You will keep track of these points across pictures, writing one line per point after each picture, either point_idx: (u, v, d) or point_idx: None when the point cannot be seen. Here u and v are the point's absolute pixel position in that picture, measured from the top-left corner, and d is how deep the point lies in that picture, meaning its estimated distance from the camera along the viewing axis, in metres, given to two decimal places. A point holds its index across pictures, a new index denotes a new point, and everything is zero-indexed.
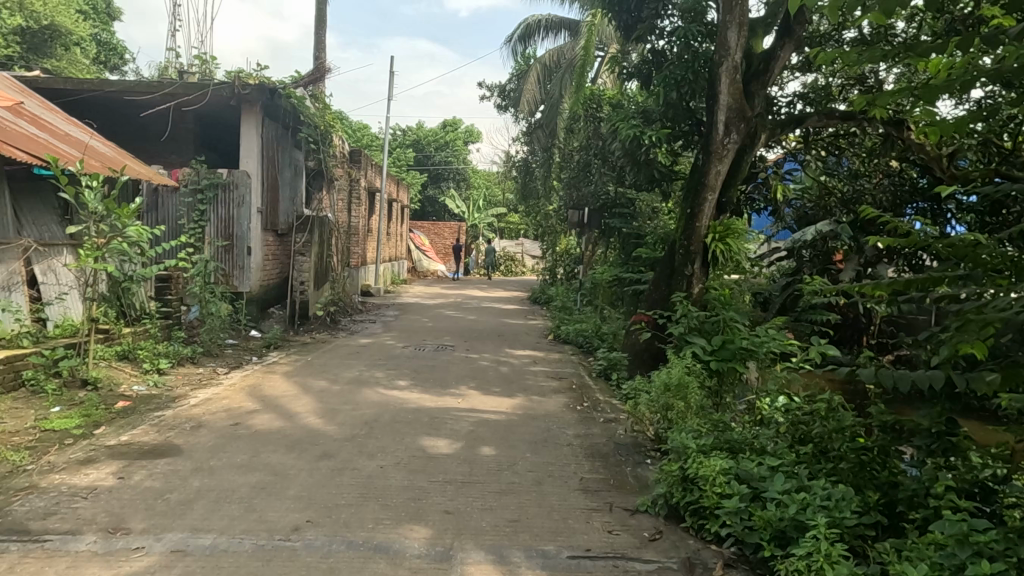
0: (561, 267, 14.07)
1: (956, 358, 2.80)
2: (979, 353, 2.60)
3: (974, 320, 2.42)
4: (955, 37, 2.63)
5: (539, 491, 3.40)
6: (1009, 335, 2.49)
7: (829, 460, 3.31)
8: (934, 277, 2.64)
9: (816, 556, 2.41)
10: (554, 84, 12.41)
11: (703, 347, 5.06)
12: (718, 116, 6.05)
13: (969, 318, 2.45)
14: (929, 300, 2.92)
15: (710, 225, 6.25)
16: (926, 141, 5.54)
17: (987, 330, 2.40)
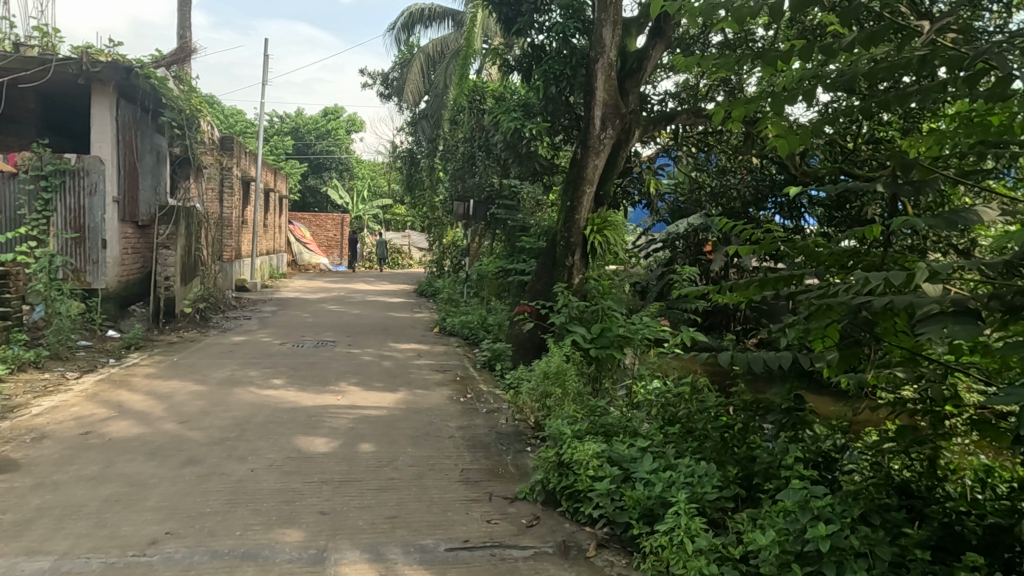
0: (449, 259, 14.04)
1: (803, 340, 3.06)
2: (824, 336, 2.87)
3: (819, 307, 2.66)
4: (798, 46, 2.87)
5: (419, 485, 3.37)
6: (849, 320, 2.74)
7: (694, 439, 3.51)
8: (785, 272, 2.86)
9: (677, 530, 2.54)
10: (439, 75, 12.31)
11: (583, 335, 5.26)
12: (595, 112, 6.23)
13: (815, 306, 2.68)
14: (785, 289, 3.16)
15: (589, 217, 6.45)
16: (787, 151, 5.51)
17: (829, 315, 2.63)
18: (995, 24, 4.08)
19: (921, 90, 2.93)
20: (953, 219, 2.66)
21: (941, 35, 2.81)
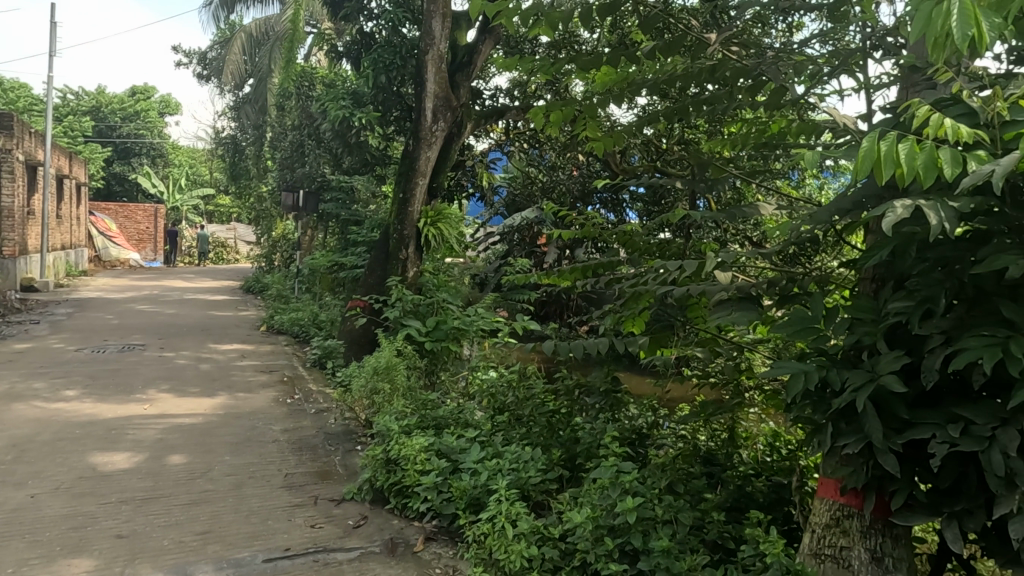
0: (278, 253, 13.29)
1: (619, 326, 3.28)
2: (636, 322, 3.13)
3: (632, 294, 2.88)
4: (605, 53, 3.07)
5: (237, 495, 3.15)
6: (658, 305, 3.01)
7: (522, 425, 3.62)
8: (606, 261, 3.07)
9: (499, 517, 2.59)
10: (263, 57, 11.56)
11: (418, 329, 5.23)
12: (426, 104, 6.20)
13: (629, 293, 2.91)
14: (605, 280, 3.38)
15: (422, 209, 6.42)
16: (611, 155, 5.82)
17: (642, 301, 2.85)
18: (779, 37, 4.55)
19: (713, 97, 3.24)
20: (738, 215, 2.98)
21: (725, 48, 3.13)
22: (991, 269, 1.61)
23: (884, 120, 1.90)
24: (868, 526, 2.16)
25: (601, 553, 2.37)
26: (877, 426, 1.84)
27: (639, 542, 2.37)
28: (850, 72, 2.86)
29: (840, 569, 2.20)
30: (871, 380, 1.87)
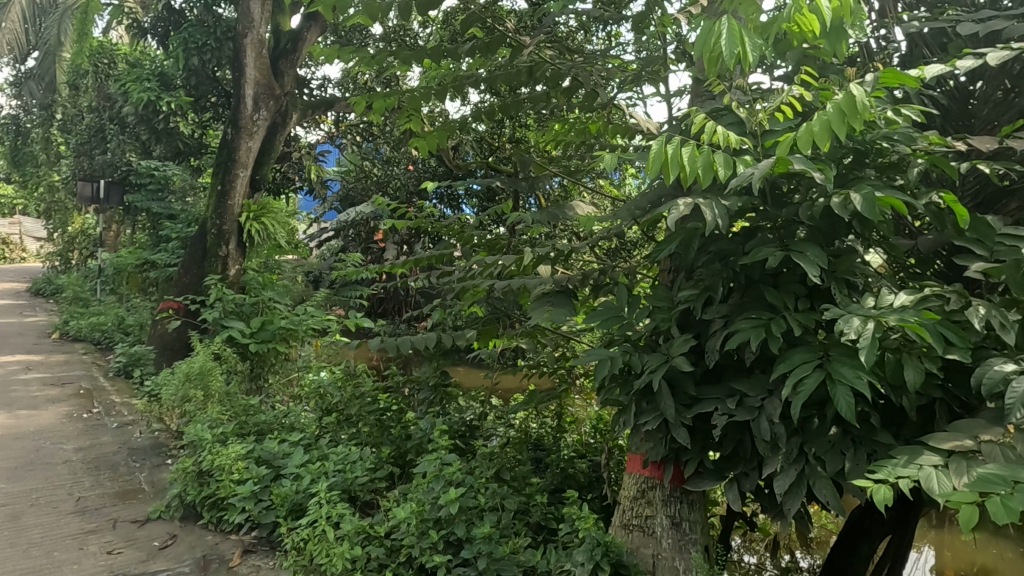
0: (76, 250, 11.80)
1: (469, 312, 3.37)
2: (479, 310, 3.33)
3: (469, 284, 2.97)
4: (426, 49, 3.07)
5: (14, 527, 2.76)
6: (494, 295, 3.14)
7: (351, 425, 3.53)
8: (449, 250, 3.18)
9: (319, 521, 2.51)
10: (50, 27, 10.17)
11: (241, 331, 4.91)
12: (246, 90, 5.82)
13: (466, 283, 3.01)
14: (442, 273, 3.47)
15: (244, 203, 6.02)
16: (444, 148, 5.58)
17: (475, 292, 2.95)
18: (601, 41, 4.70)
19: (533, 97, 3.37)
20: (558, 212, 3.12)
21: (542, 50, 3.27)
22: (755, 259, 1.83)
23: (673, 126, 2.10)
24: (669, 494, 2.38)
25: (426, 546, 2.38)
26: (671, 403, 2.03)
27: (463, 531, 2.41)
28: (655, 80, 3.10)
29: (645, 537, 2.40)
30: (665, 362, 2.05)
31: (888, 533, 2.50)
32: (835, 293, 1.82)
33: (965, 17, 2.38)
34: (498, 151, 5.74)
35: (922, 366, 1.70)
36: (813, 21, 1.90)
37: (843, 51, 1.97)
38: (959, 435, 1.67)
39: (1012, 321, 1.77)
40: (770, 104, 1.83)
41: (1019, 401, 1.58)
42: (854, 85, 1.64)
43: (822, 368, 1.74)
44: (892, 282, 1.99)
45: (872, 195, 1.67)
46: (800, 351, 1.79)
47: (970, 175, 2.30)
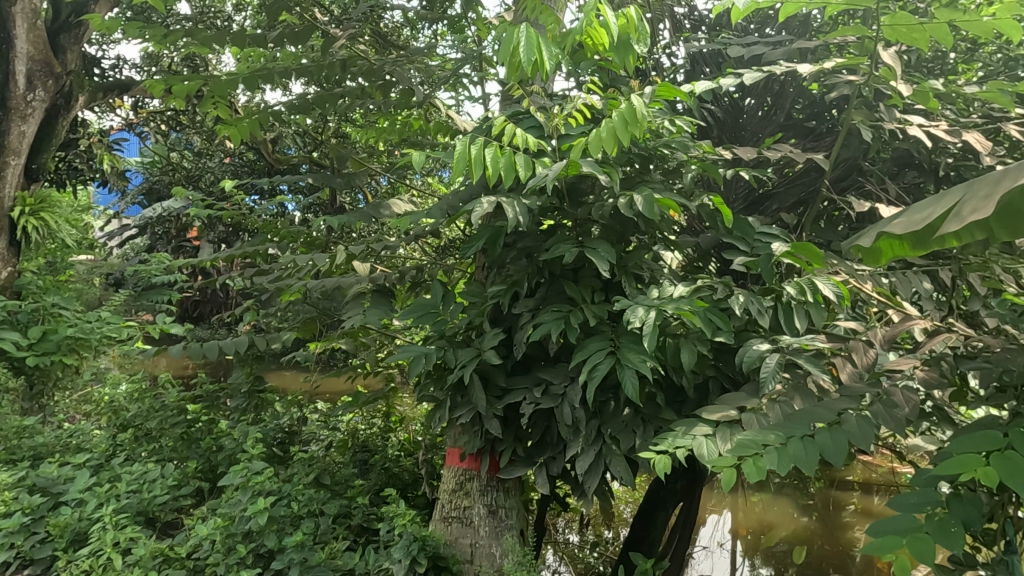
0: None
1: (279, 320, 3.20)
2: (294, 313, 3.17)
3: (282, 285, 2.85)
4: (229, 34, 2.89)
5: None
6: (311, 295, 3.03)
7: (150, 439, 3.23)
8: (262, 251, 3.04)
9: (104, 549, 2.26)
10: None
11: (15, 342, 4.30)
12: (17, 66, 5.06)
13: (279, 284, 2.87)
14: (254, 273, 3.29)
15: (17, 195, 5.25)
16: (260, 141, 5.22)
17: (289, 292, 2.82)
18: (426, 38, 4.70)
19: (350, 92, 3.29)
20: (376, 212, 3.08)
21: (356, 45, 3.21)
22: (554, 256, 1.95)
23: (481, 126, 2.17)
24: (485, 484, 2.46)
25: (233, 562, 2.25)
26: (482, 395, 2.10)
27: (274, 542, 2.31)
28: (473, 81, 3.18)
29: (463, 528, 2.46)
30: (476, 356, 2.11)
31: (678, 501, 2.78)
32: (625, 285, 2.00)
33: (733, 40, 2.70)
34: (321, 146, 5.54)
35: (695, 349, 1.91)
36: (602, 34, 2.05)
37: (631, 64, 2.15)
38: (725, 406, 1.91)
39: (765, 307, 2.05)
40: (564, 110, 1.94)
41: (770, 374, 1.84)
42: (635, 96, 1.77)
43: (613, 355, 1.89)
44: (674, 275, 2.22)
45: (650, 197, 1.84)
46: (595, 339, 1.94)
47: (738, 179, 2.63)
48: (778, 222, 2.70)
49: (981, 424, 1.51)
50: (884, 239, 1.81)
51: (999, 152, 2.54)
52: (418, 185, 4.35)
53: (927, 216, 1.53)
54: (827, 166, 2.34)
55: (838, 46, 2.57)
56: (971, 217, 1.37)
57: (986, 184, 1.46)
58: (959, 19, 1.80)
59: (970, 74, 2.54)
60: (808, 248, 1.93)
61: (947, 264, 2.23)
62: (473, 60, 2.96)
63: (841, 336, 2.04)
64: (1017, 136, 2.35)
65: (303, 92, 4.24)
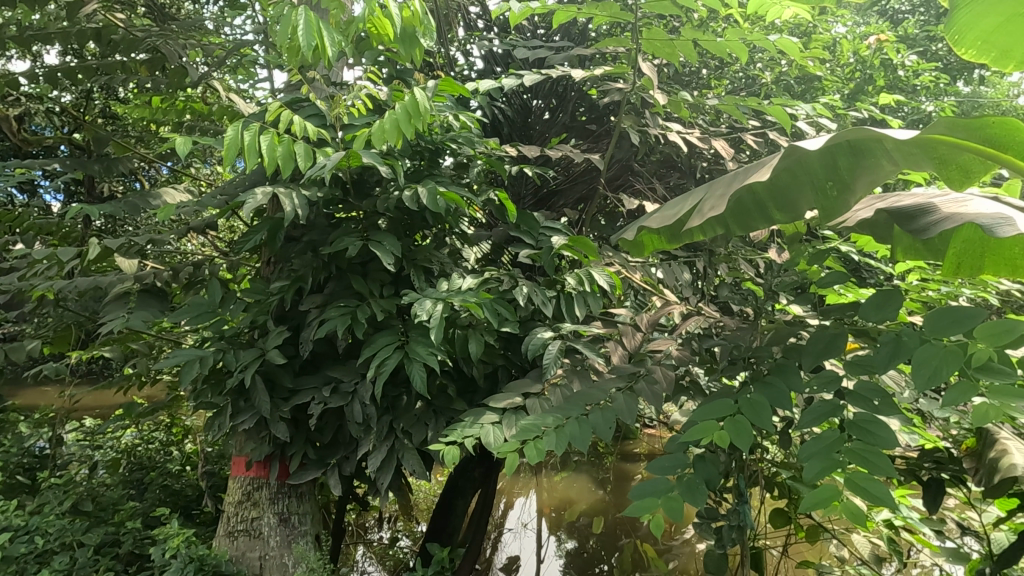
0: None
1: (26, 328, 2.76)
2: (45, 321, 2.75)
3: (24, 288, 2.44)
4: None
5: None
6: (64, 297, 2.64)
7: None
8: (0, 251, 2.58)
9: None
10: None
11: None
12: None
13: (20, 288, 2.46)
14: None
15: None
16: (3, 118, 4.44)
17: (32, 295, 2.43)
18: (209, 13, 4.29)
19: (109, 66, 2.91)
20: (146, 201, 2.76)
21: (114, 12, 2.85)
22: (339, 249, 1.88)
23: (258, 112, 2.03)
24: (275, 491, 2.32)
25: None
26: (265, 398, 1.97)
27: None
28: (257, 64, 2.97)
29: (251, 540, 2.30)
30: (258, 357, 1.98)
31: (477, 488, 2.86)
32: (414, 278, 2.00)
33: (520, 42, 2.81)
34: (84, 126, 4.86)
35: (482, 339, 1.96)
36: (386, 23, 2.01)
37: (417, 56, 2.14)
38: (511, 393, 1.98)
39: (548, 297, 2.16)
40: (348, 99, 1.88)
41: (552, 360, 1.95)
42: (418, 89, 1.76)
43: (401, 349, 1.88)
44: (463, 268, 2.26)
45: (434, 189, 1.85)
46: (383, 334, 1.91)
47: (526, 176, 2.76)
48: (563, 217, 2.88)
49: (720, 394, 1.72)
50: (645, 233, 2.00)
51: (741, 158, 2.93)
52: (203, 174, 3.97)
53: (677, 211, 1.70)
54: (601, 166, 2.53)
55: (611, 55, 2.79)
56: (710, 212, 1.53)
57: (722, 185, 1.65)
58: (700, 38, 2.04)
59: (717, 89, 2.90)
60: (584, 241, 2.06)
61: (700, 255, 2.52)
62: (257, 41, 2.77)
63: (613, 322, 2.22)
64: (753, 146, 2.73)
65: (57, 61, 3.67)
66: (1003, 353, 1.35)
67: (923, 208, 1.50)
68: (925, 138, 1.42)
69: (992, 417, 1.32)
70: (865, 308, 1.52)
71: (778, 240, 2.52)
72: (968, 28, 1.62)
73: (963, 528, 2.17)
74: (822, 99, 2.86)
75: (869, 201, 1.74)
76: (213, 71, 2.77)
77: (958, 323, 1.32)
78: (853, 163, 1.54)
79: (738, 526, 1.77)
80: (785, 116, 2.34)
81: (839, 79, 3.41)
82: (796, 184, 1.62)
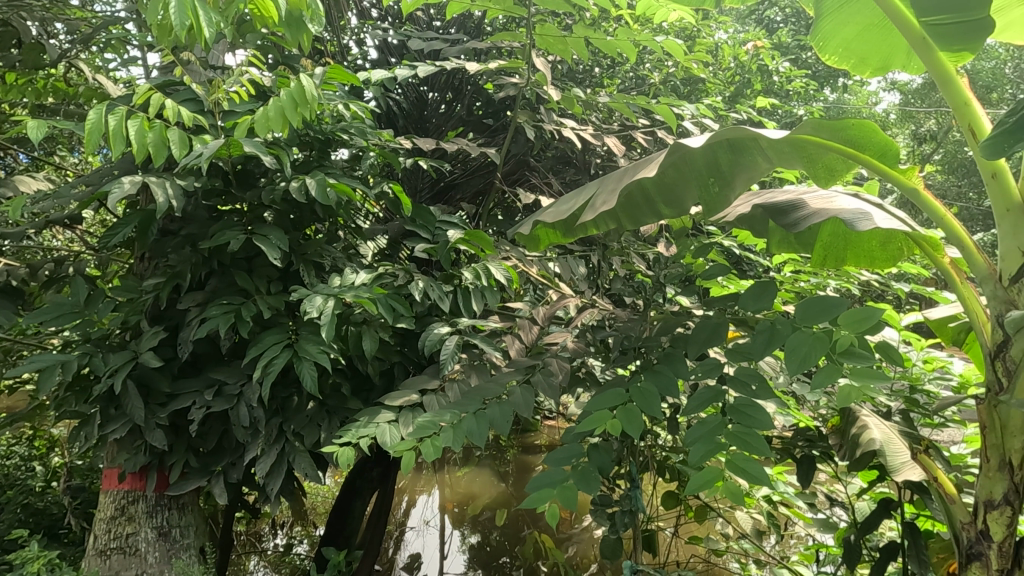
0: None
1: None
2: None
3: None
4: None
5: None
6: None
7: None
8: None
9: None
10: None
11: None
12: None
13: None
14: None
15: None
16: None
17: None
18: None
19: None
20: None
21: None
22: (220, 243, 1.77)
23: (127, 96, 1.87)
24: (154, 504, 2.16)
25: None
26: (139, 404, 1.82)
27: None
28: (126, 44, 2.74)
29: (127, 558, 2.13)
30: (131, 360, 1.83)
31: (375, 489, 2.80)
32: (303, 273, 1.91)
33: (414, 33, 2.76)
34: None
35: (376, 336, 1.91)
36: (269, 5, 1.91)
37: (304, 42, 2.05)
38: (408, 390, 1.95)
39: (444, 292, 2.14)
40: (228, 84, 1.77)
41: (449, 355, 1.93)
42: (304, 75, 1.68)
43: (290, 348, 1.79)
44: (357, 264, 2.20)
45: (323, 181, 1.78)
46: (270, 333, 1.81)
47: (421, 170, 2.72)
48: (461, 211, 2.87)
49: (613, 384, 1.77)
50: (540, 228, 2.03)
51: (633, 155, 3.02)
52: (70, 162, 3.64)
53: (570, 206, 1.71)
54: (496, 160, 2.53)
55: (506, 50, 2.80)
56: (601, 208, 1.56)
57: (613, 180, 1.69)
58: (591, 36, 2.08)
59: (610, 87, 2.98)
60: (479, 235, 2.05)
61: (595, 249, 2.58)
62: (126, 18, 2.55)
63: (510, 315, 2.23)
64: (642, 143, 2.82)
65: None
66: (864, 339, 1.47)
67: (795, 204, 1.60)
68: (796, 138, 1.53)
69: (854, 399, 1.41)
70: (743, 299, 1.61)
71: (666, 235, 2.62)
72: (831, 36, 1.85)
73: (832, 500, 2.35)
74: (705, 100, 3.01)
75: (746, 198, 1.82)
76: (75, 49, 2.53)
77: (825, 310, 1.42)
78: (732, 161, 1.61)
79: (630, 510, 1.83)
80: (671, 116, 2.43)
81: (721, 82, 3.60)
82: (681, 180, 1.68)
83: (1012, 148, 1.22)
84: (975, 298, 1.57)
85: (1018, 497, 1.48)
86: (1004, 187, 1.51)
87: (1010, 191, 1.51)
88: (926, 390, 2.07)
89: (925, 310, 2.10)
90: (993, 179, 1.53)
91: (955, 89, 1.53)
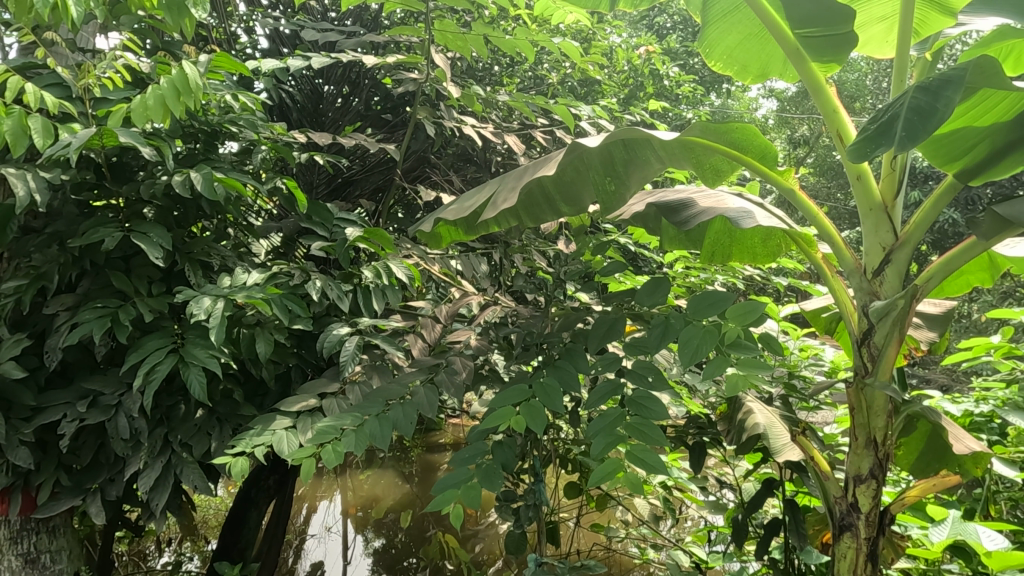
0: None
1: None
2: None
3: None
4: None
5: None
6: None
7: None
8: None
9: None
10: None
11: None
12: None
13: None
14: None
15: None
16: None
17: None
18: None
19: None
20: None
21: None
22: (92, 241, 1.63)
23: None
24: (19, 528, 1.97)
25: None
26: None
27: None
28: None
29: None
30: None
31: (270, 499, 2.68)
32: (189, 273, 1.80)
33: (308, 23, 2.66)
34: None
35: (270, 338, 1.83)
36: None
37: (186, 26, 1.92)
38: (306, 394, 1.88)
39: (343, 291, 2.08)
40: (99, 69, 1.63)
41: (349, 357, 1.87)
42: (187, 62, 1.57)
43: (175, 353, 1.68)
44: (247, 263, 2.09)
45: (211, 175, 1.68)
46: (153, 337, 1.69)
47: (317, 165, 2.63)
48: (359, 208, 2.80)
49: (515, 380, 1.78)
50: (442, 225, 2.01)
51: (532, 154, 3.06)
52: None
53: (472, 203, 1.71)
54: (396, 156, 2.48)
55: (404, 45, 2.76)
56: (502, 205, 1.56)
57: (514, 176, 1.71)
58: (489, 34, 2.09)
59: (509, 86, 3.00)
60: (380, 233, 2.01)
61: (496, 246, 2.59)
62: None
63: (411, 314, 2.19)
64: (541, 142, 2.87)
65: None
66: (748, 330, 1.57)
67: (686, 203, 1.68)
68: (686, 140, 1.60)
69: (740, 387, 1.50)
70: (640, 294, 1.67)
71: (565, 232, 2.67)
72: (715, 43, 1.96)
73: (722, 482, 2.49)
74: (601, 101, 3.10)
75: (641, 196, 1.89)
76: None
77: (713, 304, 1.49)
78: (627, 162, 1.67)
79: (534, 505, 1.85)
80: (569, 116, 2.47)
81: (615, 85, 3.73)
82: (579, 178, 1.72)
83: (874, 152, 1.33)
84: (844, 290, 1.70)
85: (882, 471, 1.63)
86: (867, 188, 1.65)
87: (871, 191, 1.65)
88: (803, 376, 2.22)
89: (800, 302, 2.26)
90: (858, 181, 1.67)
91: (825, 97, 1.66)
